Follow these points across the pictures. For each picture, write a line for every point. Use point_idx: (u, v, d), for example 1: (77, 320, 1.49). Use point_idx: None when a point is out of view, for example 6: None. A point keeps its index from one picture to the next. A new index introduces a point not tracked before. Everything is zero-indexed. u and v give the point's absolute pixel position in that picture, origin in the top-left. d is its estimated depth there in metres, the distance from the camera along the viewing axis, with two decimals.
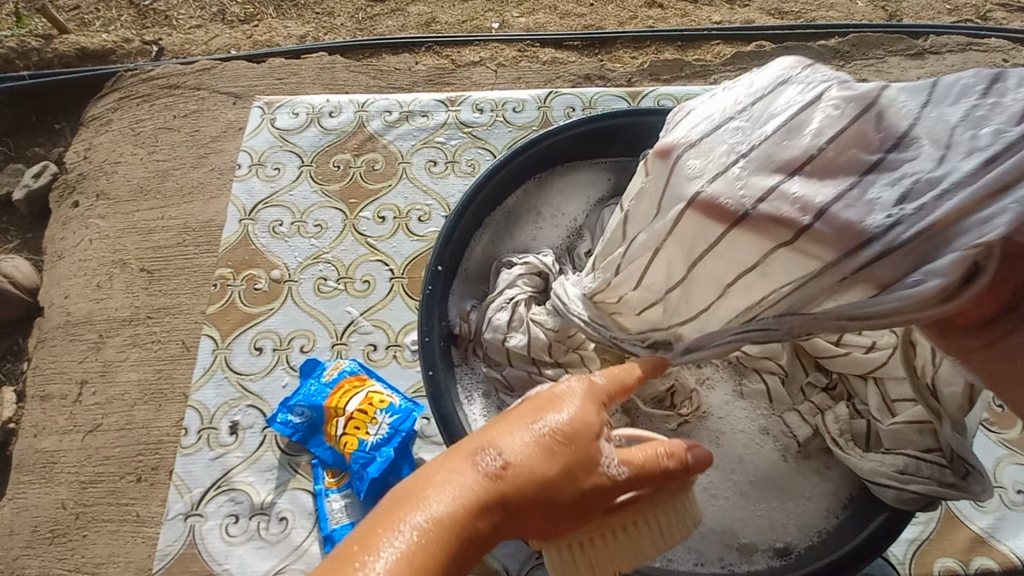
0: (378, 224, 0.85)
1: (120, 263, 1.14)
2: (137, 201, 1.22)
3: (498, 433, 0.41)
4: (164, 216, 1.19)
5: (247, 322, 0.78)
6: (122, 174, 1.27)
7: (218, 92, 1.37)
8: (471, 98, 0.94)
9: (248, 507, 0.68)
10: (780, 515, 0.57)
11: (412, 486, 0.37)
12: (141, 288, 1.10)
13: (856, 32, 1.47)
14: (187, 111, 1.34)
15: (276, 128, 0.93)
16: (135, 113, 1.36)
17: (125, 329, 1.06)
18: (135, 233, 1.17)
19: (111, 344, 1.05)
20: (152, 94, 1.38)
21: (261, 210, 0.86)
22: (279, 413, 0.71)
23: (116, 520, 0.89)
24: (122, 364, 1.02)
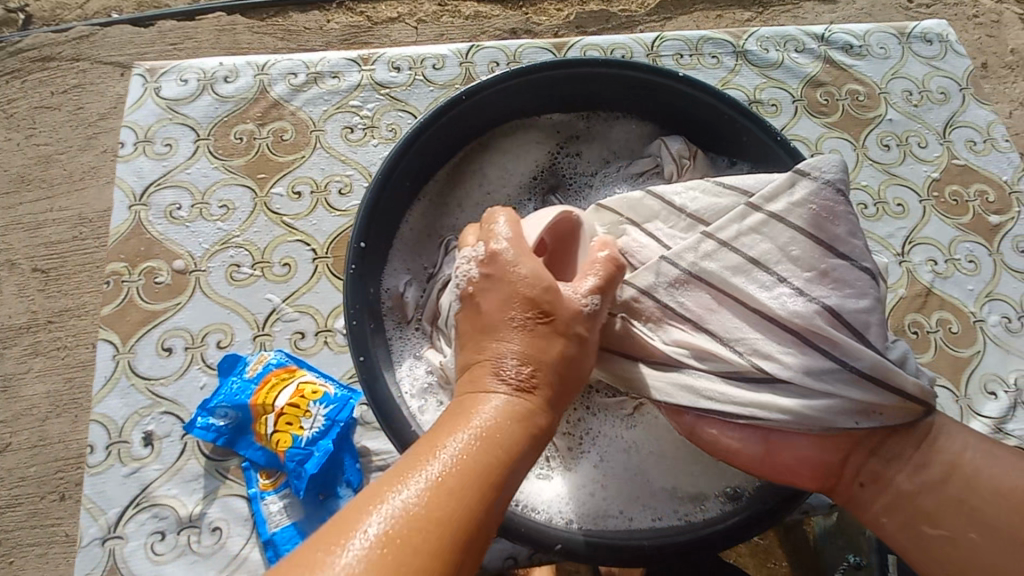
0: (294, 200, 0.77)
1: (6, 264, 0.99)
2: (17, 192, 1.06)
3: (473, 399, 0.41)
4: (52, 208, 1.04)
5: (151, 320, 0.70)
6: None
7: (101, 64, 1.19)
8: (386, 55, 0.86)
9: (175, 522, 0.62)
10: (729, 462, 0.57)
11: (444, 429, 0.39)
12: (36, 291, 0.97)
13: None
14: (67, 87, 1.17)
15: (162, 98, 0.81)
16: (4, 92, 1.17)
17: (23, 337, 0.93)
18: (20, 229, 1.02)
19: (8, 356, 0.92)
20: (21, 69, 1.19)
21: (153, 193, 0.76)
22: (199, 417, 0.64)
23: (42, 542, 0.80)
24: (25, 377, 0.90)
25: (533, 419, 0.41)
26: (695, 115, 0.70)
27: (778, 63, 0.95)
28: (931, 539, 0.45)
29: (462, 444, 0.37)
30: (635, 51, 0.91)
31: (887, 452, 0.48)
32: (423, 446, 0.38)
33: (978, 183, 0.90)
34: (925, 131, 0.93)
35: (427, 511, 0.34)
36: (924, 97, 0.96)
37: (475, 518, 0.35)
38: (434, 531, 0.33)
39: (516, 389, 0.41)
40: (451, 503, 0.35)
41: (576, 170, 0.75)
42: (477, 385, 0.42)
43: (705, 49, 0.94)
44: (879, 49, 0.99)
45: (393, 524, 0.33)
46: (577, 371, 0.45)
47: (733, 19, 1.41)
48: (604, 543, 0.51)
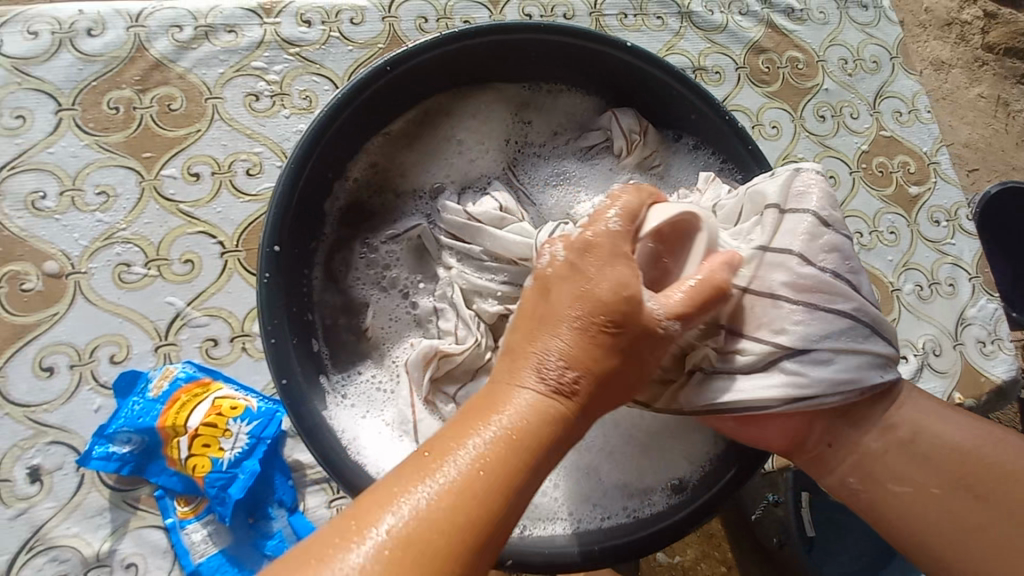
0: (192, 183, 0.66)
1: None
2: None
3: (504, 391, 0.35)
4: None
5: (21, 336, 0.59)
6: None
7: None
8: (293, 6, 0.74)
9: (79, 563, 0.55)
10: (675, 454, 0.58)
11: (464, 422, 0.34)
12: None
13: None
14: None
15: (4, 56, 0.65)
16: None
17: None
18: None
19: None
20: None
21: (6, 178, 0.62)
22: (95, 447, 0.56)
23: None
24: None
25: (564, 421, 0.35)
26: (643, 89, 0.64)
27: (722, 26, 0.91)
28: (896, 496, 0.41)
29: (472, 455, 0.32)
30: (578, 9, 0.84)
31: (856, 415, 0.43)
32: (460, 421, 0.34)
33: (902, 154, 0.93)
34: (858, 102, 0.94)
35: (442, 515, 0.30)
36: (858, 66, 0.96)
37: (496, 516, 0.31)
38: (446, 536, 0.30)
39: (553, 392, 0.35)
40: (473, 506, 0.31)
41: (527, 140, 0.68)
42: (515, 374, 0.36)
43: (650, 9, 0.88)
44: (819, 14, 0.97)
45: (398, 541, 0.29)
46: (628, 382, 0.38)
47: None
48: (553, 552, 0.50)
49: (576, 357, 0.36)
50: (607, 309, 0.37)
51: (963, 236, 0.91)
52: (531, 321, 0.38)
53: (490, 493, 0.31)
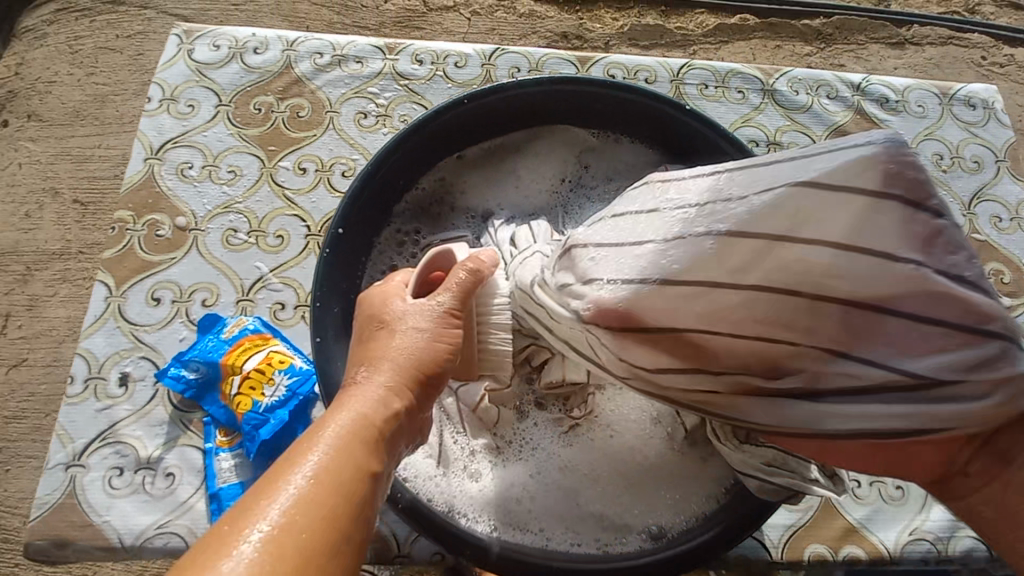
0: (298, 175, 0.80)
1: (52, 192, 1.03)
2: (72, 125, 1.09)
3: (341, 401, 0.41)
4: (101, 144, 1.06)
5: (145, 270, 0.74)
6: (57, 96, 1.13)
7: (166, 15, 1.21)
8: (411, 47, 0.88)
9: (134, 461, 0.66)
10: (661, 502, 0.58)
11: (312, 432, 0.38)
12: (74, 221, 1.00)
13: (844, 12, 1.39)
14: (131, 32, 1.19)
15: (193, 61, 0.85)
16: (74, 29, 1.19)
17: (54, 264, 0.97)
18: (69, 161, 1.06)
19: (38, 278, 0.96)
20: (93, 9, 1.21)
21: (169, 149, 0.80)
22: (171, 368, 0.68)
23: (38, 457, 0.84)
24: (50, 301, 0.94)
25: (398, 415, 0.41)
26: (698, 150, 0.69)
27: (806, 106, 0.92)
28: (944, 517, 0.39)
29: (326, 449, 0.36)
30: (660, 75, 0.90)
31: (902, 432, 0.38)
32: (310, 432, 0.38)
33: (995, 261, 0.86)
34: (949, 199, 0.89)
35: (311, 499, 0.33)
36: (955, 163, 0.92)
37: (356, 495, 0.36)
38: (317, 514, 0.33)
39: (390, 393, 0.41)
40: (335, 486, 0.35)
41: (583, 180, 0.74)
42: (355, 388, 0.42)
43: (732, 83, 0.92)
44: (917, 107, 0.95)
45: (285, 516, 0.32)
46: (443, 387, 0.45)
47: (793, 52, 1.34)
48: (509, 557, 0.52)
49: (409, 362, 0.43)
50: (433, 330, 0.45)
51: None
52: (369, 348, 0.44)
53: (344, 477, 0.36)
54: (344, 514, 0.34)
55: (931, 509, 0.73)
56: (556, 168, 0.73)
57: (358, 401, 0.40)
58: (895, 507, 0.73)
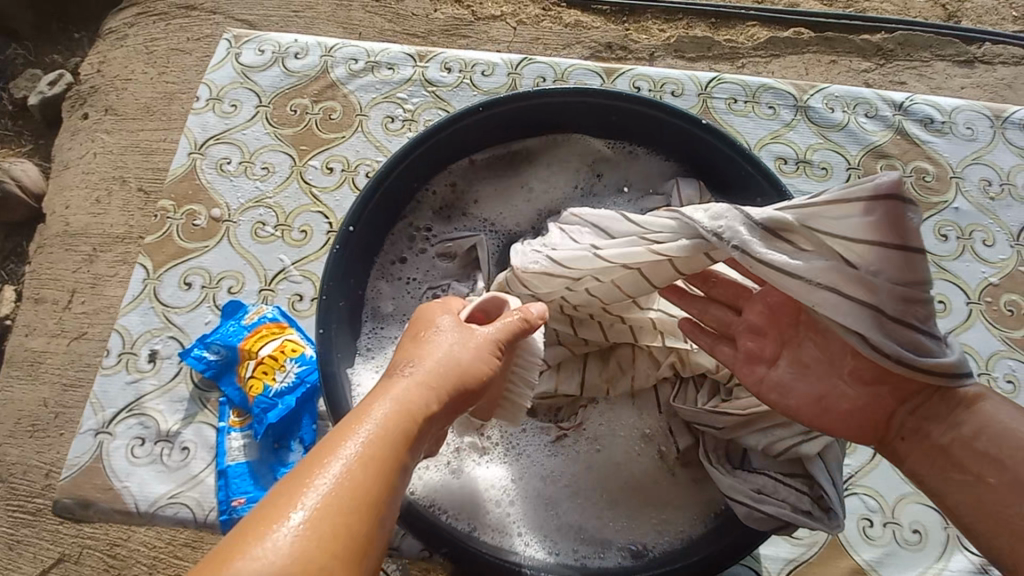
0: (325, 174, 0.84)
1: (120, 180, 1.12)
2: (141, 119, 1.18)
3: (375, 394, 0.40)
4: (166, 139, 1.15)
5: (180, 256, 0.79)
6: (130, 92, 1.23)
7: (232, 20, 1.30)
8: (441, 55, 0.91)
9: (154, 432, 0.71)
10: (646, 520, 0.57)
11: (343, 424, 0.38)
12: (137, 209, 1.08)
13: (908, 27, 1.33)
14: (200, 35, 1.28)
15: (240, 64, 0.91)
16: (150, 31, 1.30)
17: (116, 246, 1.05)
18: (137, 152, 1.15)
19: (102, 259, 1.05)
20: (169, 14, 1.32)
21: (211, 145, 0.86)
22: (195, 348, 0.73)
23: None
24: (110, 280, 1.02)
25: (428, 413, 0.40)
26: (711, 165, 0.68)
27: (841, 124, 0.89)
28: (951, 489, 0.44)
29: (358, 444, 0.36)
30: (687, 88, 0.89)
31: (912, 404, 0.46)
32: (341, 426, 0.38)
33: None
34: (995, 229, 0.84)
35: (342, 498, 0.34)
36: (1006, 190, 0.86)
37: (378, 498, 0.35)
38: (342, 515, 0.33)
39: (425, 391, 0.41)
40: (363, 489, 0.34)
41: (594, 191, 0.74)
42: (389, 382, 0.41)
43: (763, 98, 0.90)
44: (965, 129, 0.90)
45: (326, 496, 0.33)
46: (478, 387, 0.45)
47: (848, 68, 1.28)
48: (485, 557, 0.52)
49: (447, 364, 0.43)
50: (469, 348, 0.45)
51: None
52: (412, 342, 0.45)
53: (372, 479, 0.35)
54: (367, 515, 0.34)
55: (949, 559, 0.69)
56: (566, 177, 0.74)
57: (397, 391, 0.40)
58: (911, 552, 0.69)
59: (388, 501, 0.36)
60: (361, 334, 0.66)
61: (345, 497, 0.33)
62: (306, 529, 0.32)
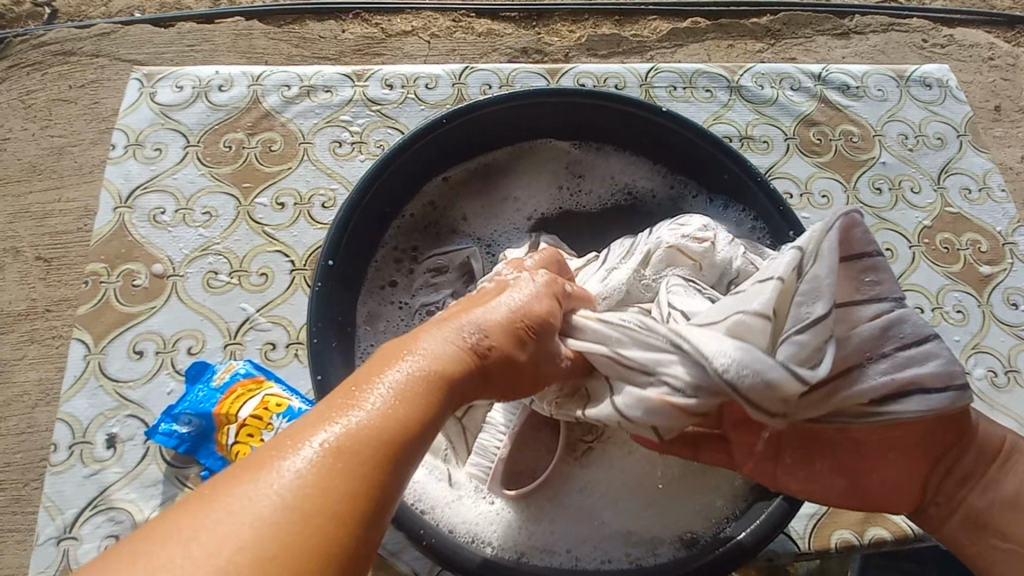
0: (277, 211, 0.78)
1: (12, 251, 0.98)
2: (27, 180, 1.04)
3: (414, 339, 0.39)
4: (61, 198, 1.02)
5: (124, 323, 0.70)
6: (9, 152, 1.08)
7: (118, 61, 1.17)
8: (380, 72, 0.87)
9: (129, 527, 0.62)
10: (684, 508, 0.57)
11: (378, 363, 0.37)
12: (38, 279, 0.95)
13: (789, 7, 1.42)
14: (84, 81, 1.15)
15: (156, 103, 0.83)
16: (25, 84, 1.15)
17: (20, 325, 0.92)
18: (27, 218, 1.01)
19: (3, 342, 0.90)
20: (44, 62, 1.18)
21: (139, 195, 0.77)
22: (162, 424, 0.64)
23: (23, 529, 0.77)
24: (17, 364, 0.88)
25: (461, 365, 0.38)
26: (680, 152, 0.69)
27: (773, 99, 0.95)
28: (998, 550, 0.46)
29: (388, 388, 0.34)
30: (628, 81, 0.91)
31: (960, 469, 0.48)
32: (375, 366, 0.36)
33: (971, 232, 0.89)
34: (918, 176, 0.92)
35: (355, 439, 0.31)
36: (920, 141, 0.95)
37: (400, 447, 0.32)
38: (361, 456, 0.30)
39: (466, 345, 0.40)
40: (383, 433, 0.32)
41: (575, 189, 0.73)
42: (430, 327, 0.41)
43: (699, 83, 0.94)
44: (877, 91, 0.98)
45: (345, 435, 0.31)
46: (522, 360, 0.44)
47: (744, 50, 1.34)
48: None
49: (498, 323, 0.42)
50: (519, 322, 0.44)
51: None
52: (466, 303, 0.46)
53: (394, 426, 0.32)
54: (377, 468, 0.30)
55: None
56: (548, 180, 0.73)
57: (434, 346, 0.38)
58: None
59: (400, 465, 0.32)
60: None
61: (363, 440, 0.31)
62: (313, 467, 0.29)
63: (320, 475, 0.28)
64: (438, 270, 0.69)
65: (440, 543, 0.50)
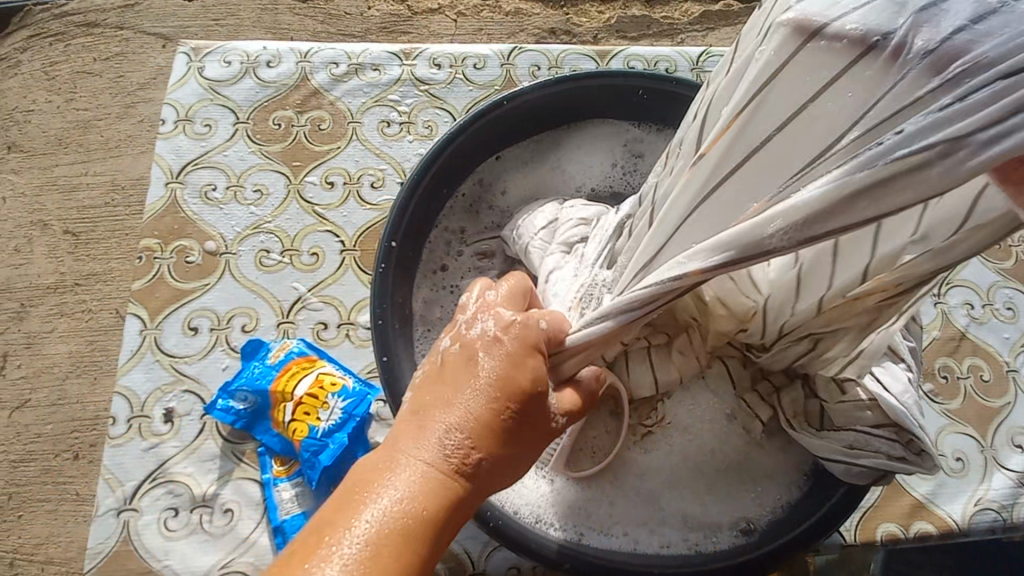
0: (326, 189, 0.77)
1: (39, 225, 0.98)
2: (55, 154, 1.04)
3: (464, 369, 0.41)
4: (88, 172, 1.01)
5: (178, 299, 0.71)
6: (37, 124, 1.07)
7: (143, 33, 1.15)
8: (428, 51, 0.86)
9: (188, 499, 0.63)
10: (743, 497, 0.57)
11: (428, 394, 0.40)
12: (66, 253, 0.95)
13: None
14: (109, 53, 1.13)
15: (204, 78, 0.82)
16: (48, 54, 1.13)
17: (49, 298, 0.92)
18: (56, 191, 1.00)
19: (34, 314, 0.91)
20: (67, 33, 1.15)
21: (190, 171, 0.78)
22: (220, 399, 0.65)
23: (52, 499, 0.79)
24: (48, 336, 0.89)
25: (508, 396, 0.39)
26: None
27: None
28: None
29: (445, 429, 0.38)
30: (680, 64, 0.89)
31: None
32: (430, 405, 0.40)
33: None
34: None
35: (421, 493, 0.35)
36: None
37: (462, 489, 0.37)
38: (421, 515, 0.35)
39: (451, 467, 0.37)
40: (445, 483, 0.36)
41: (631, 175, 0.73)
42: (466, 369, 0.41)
43: None
44: None
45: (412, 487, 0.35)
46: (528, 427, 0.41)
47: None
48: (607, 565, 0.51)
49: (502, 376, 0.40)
50: (509, 388, 0.39)
51: None
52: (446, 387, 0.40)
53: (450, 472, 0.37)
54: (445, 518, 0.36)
55: (991, 479, 0.74)
56: (603, 158, 0.72)
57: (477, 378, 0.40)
58: (957, 478, 0.74)
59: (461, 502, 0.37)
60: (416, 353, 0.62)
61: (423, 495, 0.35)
62: (385, 522, 0.34)
63: (375, 556, 0.32)
64: (485, 254, 0.69)
65: (506, 525, 0.51)
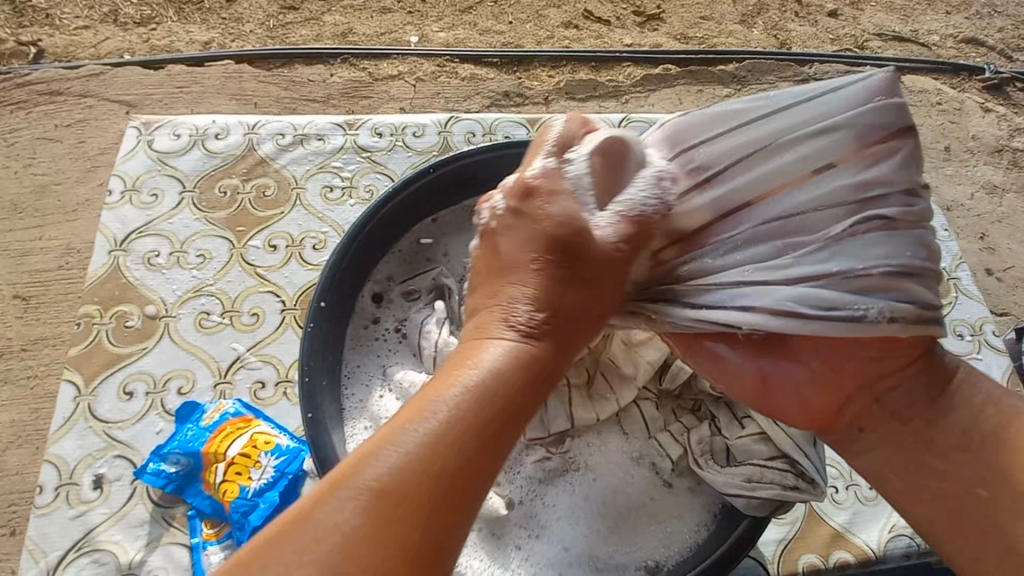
0: (268, 252, 0.81)
1: None
2: (9, 219, 1.03)
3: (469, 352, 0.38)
4: (42, 237, 1.01)
5: (115, 363, 0.72)
6: None
7: (108, 101, 1.19)
8: (370, 121, 0.93)
9: (114, 568, 0.62)
10: (657, 535, 0.59)
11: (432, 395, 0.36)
12: (15, 318, 0.94)
13: (756, 56, 1.46)
14: (71, 121, 1.16)
15: (154, 150, 0.87)
16: (8, 122, 1.15)
17: None
18: (7, 257, 0.99)
19: None
20: (29, 101, 1.18)
21: (134, 239, 0.80)
22: (151, 463, 0.65)
23: None
24: None
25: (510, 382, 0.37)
26: None
27: None
28: (931, 484, 0.42)
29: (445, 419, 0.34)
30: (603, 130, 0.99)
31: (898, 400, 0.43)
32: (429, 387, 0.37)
33: None
34: None
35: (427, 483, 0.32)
36: None
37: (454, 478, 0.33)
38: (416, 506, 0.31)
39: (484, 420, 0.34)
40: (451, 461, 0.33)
41: None
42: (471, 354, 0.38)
43: None
44: None
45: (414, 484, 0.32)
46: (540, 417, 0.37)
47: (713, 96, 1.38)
48: None
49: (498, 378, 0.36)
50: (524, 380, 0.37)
51: (990, 351, 0.89)
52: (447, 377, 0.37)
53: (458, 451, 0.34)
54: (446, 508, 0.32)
55: None
56: None
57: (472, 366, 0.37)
58: (872, 507, 0.77)
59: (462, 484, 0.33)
60: (345, 401, 0.65)
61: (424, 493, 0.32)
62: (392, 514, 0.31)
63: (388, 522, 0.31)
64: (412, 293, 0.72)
65: None
